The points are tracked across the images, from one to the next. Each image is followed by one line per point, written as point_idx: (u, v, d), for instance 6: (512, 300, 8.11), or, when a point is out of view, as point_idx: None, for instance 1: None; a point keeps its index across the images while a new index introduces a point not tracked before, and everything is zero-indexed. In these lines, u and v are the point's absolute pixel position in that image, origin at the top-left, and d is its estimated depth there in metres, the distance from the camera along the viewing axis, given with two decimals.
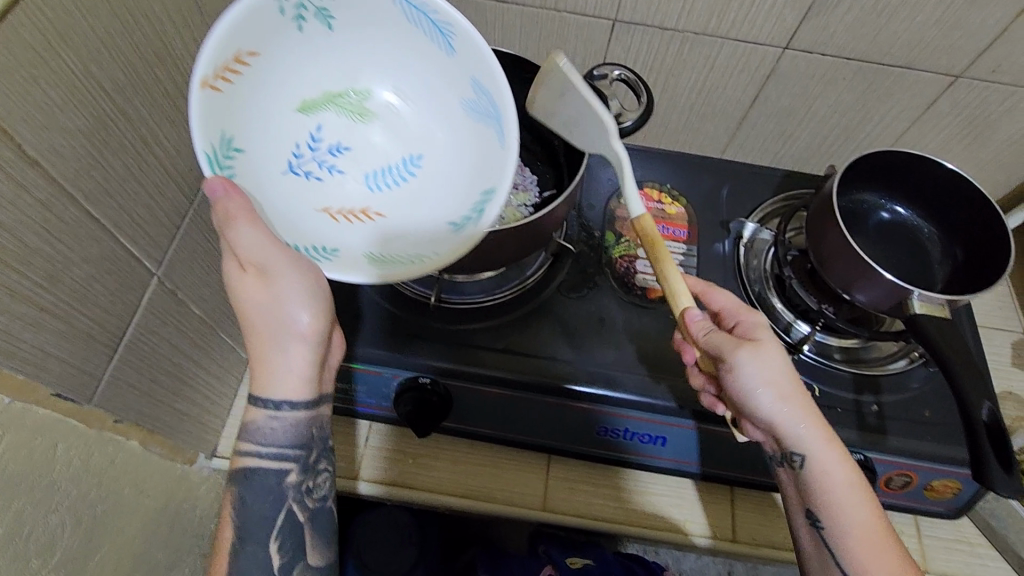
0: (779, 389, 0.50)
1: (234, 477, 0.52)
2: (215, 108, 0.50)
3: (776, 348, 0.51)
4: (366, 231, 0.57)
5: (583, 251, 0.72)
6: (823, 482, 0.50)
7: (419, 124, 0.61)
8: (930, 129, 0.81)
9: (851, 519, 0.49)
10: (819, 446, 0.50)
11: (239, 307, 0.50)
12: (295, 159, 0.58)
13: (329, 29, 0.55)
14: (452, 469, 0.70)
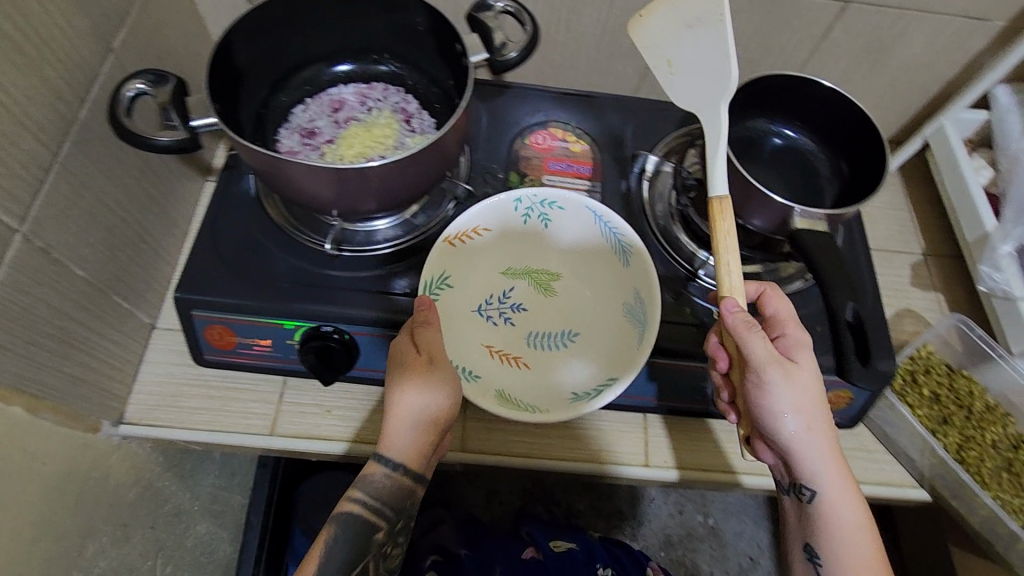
0: (812, 421, 0.54)
1: (332, 517, 0.55)
2: (448, 258, 0.66)
3: (814, 378, 0.55)
4: (514, 375, 0.64)
5: (486, 193, 0.71)
6: (829, 507, 0.56)
7: (589, 309, 0.68)
8: (829, 58, 0.83)
9: (849, 545, 0.55)
10: (837, 480, 0.55)
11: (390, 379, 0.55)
12: (485, 305, 0.68)
13: (545, 226, 0.70)
14: (368, 417, 0.70)
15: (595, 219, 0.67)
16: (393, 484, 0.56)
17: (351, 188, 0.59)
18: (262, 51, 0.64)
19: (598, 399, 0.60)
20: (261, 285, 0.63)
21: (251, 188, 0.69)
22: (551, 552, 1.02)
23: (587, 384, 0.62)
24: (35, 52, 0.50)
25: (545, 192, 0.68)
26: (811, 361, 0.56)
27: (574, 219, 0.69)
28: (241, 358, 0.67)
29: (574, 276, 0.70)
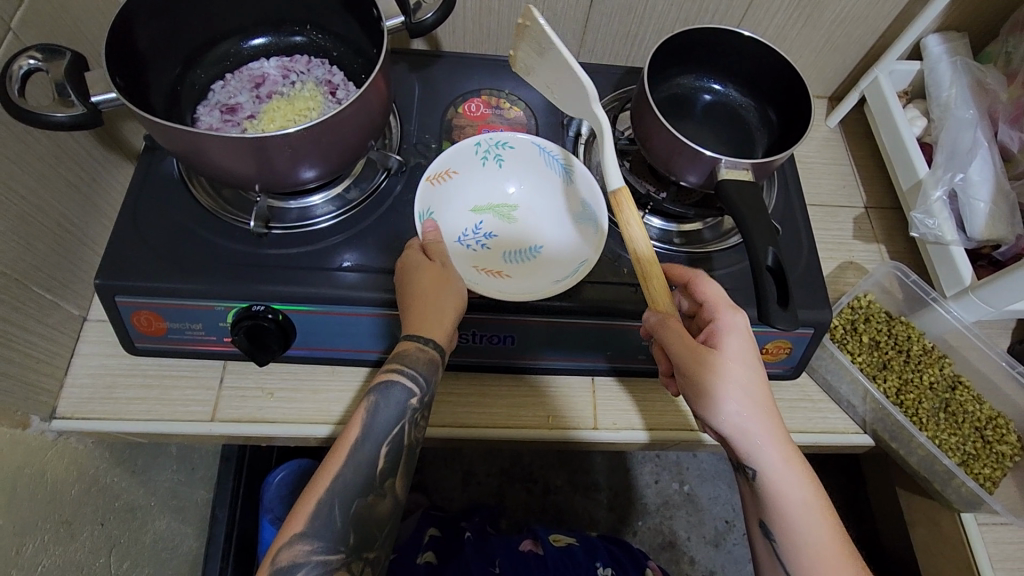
0: (747, 412, 0.53)
1: (373, 387, 0.55)
2: (429, 194, 0.63)
3: (743, 363, 0.54)
4: (503, 284, 0.61)
5: (420, 163, 0.69)
6: (781, 501, 0.54)
7: (539, 224, 0.65)
8: (763, 15, 0.83)
9: (808, 538, 0.53)
10: (784, 470, 0.53)
11: (410, 280, 0.56)
12: (463, 239, 0.64)
13: (499, 164, 0.66)
14: (313, 398, 0.69)
15: (540, 153, 0.66)
16: (427, 372, 0.55)
17: (269, 158, 0.57)
18: (170, 24, 0.61)
19: (578, 278, 0.59)
20: (186, 267, 0.61)
21: (174, 168, 0.66)
22: (553, 547, 0.96)
23: (566, 270, 0.61)
24: None
25: (500, 133, 0.66)
26: (742, 347, 0.54)
27: (525, 157, 0.67)
28: (177, 345, 0.66)
29: (532, 200, 0.66)
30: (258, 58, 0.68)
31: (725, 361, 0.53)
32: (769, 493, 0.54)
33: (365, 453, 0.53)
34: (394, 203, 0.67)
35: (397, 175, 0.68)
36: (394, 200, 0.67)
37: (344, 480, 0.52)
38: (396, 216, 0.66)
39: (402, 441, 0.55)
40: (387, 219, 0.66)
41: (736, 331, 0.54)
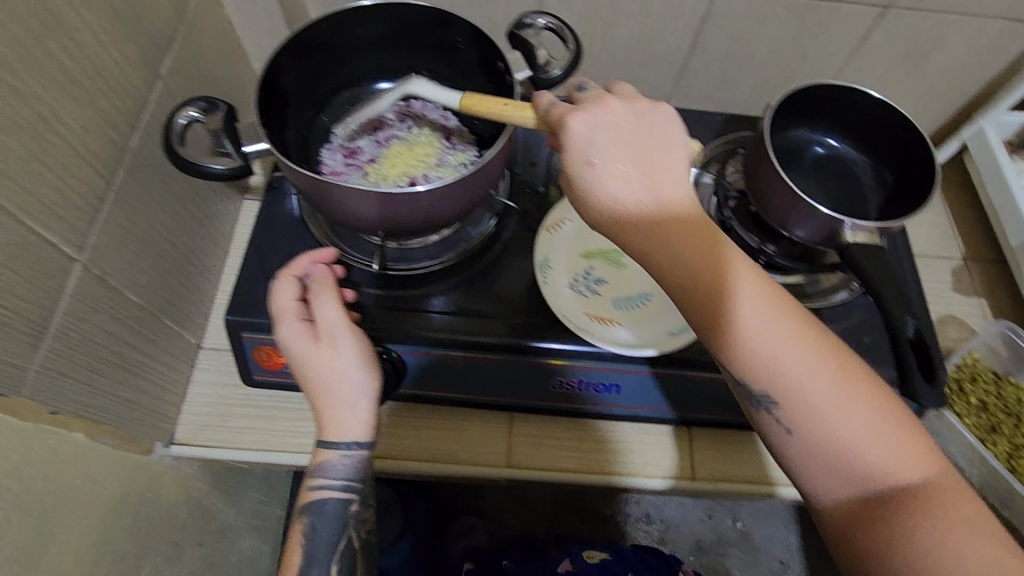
0: (710, 260, 0.43)
1: (302, 509, 0.58)
2: (547, 241, 0.64)
3: (668, 178, 0.45)
4: (616, 332, 0.62)
5: (530, 208, 0.71)
6: (781, 365, 0.42)
7: (649, 271, 0.66)
8: (865, 63, 0.82)
9: (826, 402, 0.41)
10: (790, 341, 0.42)
11: (296, 363, 0.56)
12: (574, 284, 0.65)
13: None
14: (415, 436, 0.70)
15: None
16: (360, 460, 0.58)
17: (398, 211, 0.58)
18: (304, 73, 0.64)
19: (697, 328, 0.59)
20: (308, 305, 0.63)
21: (294, 209, 0.70)
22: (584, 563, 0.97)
23: (680, 321, 0.61)
24: (89, 82, 0.50)
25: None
26: (666, 177, 0.45)
27: None
28: (289, 379, 0.67)
29: None
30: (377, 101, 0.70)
31: (656, 189, 0.44)
32: (765, 363, 0.42)
33: (322, 570, 0.56)
34: (502, 248, 0.68)
35: (506, 218, 0.70)
36: (505, 243, 0.68)
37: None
38: (506, 259, 0.68)
39: (352, 545, 0.58)
40: (497, 263, 0.68)
41: (661, 158, 0.45)
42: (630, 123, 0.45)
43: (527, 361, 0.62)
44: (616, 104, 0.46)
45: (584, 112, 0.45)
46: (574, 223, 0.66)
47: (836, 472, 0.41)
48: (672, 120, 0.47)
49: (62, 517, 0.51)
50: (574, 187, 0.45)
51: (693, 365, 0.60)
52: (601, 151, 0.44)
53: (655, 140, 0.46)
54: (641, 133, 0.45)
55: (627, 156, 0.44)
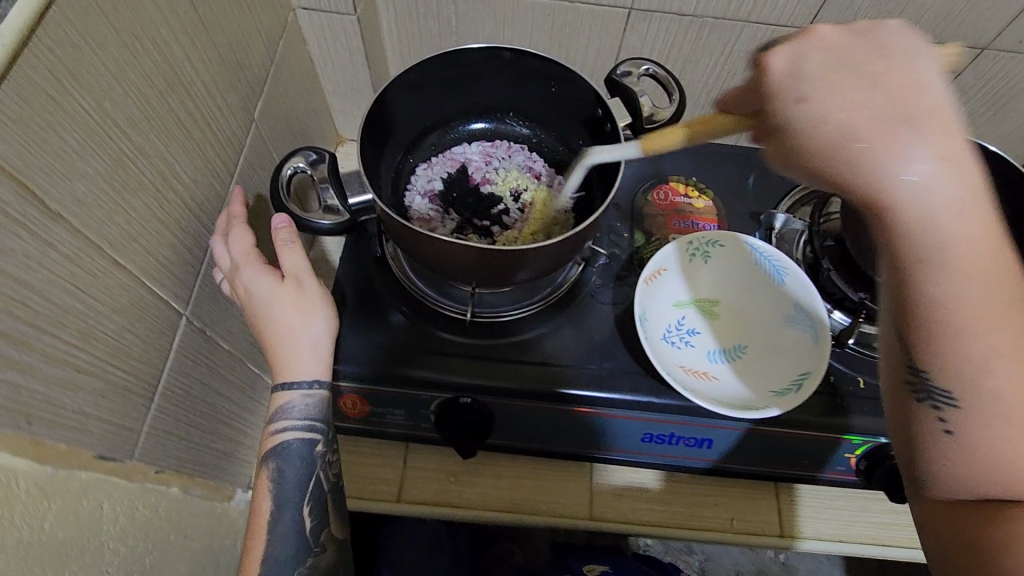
0: (948, 212, 0.35)
1: (268, 454, 0.54)
2: (644, 291, 0.64)
3: (941, 125, 0.36)
4: (712, 387, 0.59)
5: (616, 254, 0.70)
6: (988, 359, 0.36)
7: (745, 323, 0.64)
8: None
9: (1009, 386, 0.36)
10: (986, 273, 0.36)
11: (255, 306, 0.51)
12: (667, 333, 0.63)
13: (705, 260, 0.66)
14: (494, 484, 0.69)
15: (751, 255, 0.65)
16: (319, 404, 0.55)
17: (494, 266, 0.56)
18: (401, 115, 0.63)
19: (803, 391, 0.57)
20: (396, 352, 0.62)
21: (378, 250, 0.69)
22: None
23: (781, 380, 0.59)
24: (200, 135, 0.50)
25: (711, 232, 0.67)
26: (927, 113, 0.36)
27: (734, 256, 0.66)
28: (373, 426, 0.67)
29: (737, 299, 0.65)
30: (462, 143, 0.69)
31: (904, 135, 0.35)
32: (950, 312, 0.36)
33: (293, 513, 0.54)
34: (588, 296, 0.67)
35: (592, 264, 0.69)
36: (590, 290, 0.68)
37: (291, 536, 0.53)
38: (592, 307, 0.66)
39: (320, 488, 0.56)
40: (584, 311, 0.66)
41: (921, 87, 0.36)
42: (872, 56, 0.38)
43: (617, 414, 0.62)
44: (828, 31, 0.39)
45: (789, 44, 0.39)
46: (669, 273, 0.65)
47: (997, 468, 0.36)
48: (912, 44, 0.38)
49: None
50: (794, 120, 0.38)
51: (788, 423, 0.59)
52: (824, 85, 0.37)
53: (896, 67, 0.37)
54: (889, 68, 0.37)
55: (856, 87, 0.37)
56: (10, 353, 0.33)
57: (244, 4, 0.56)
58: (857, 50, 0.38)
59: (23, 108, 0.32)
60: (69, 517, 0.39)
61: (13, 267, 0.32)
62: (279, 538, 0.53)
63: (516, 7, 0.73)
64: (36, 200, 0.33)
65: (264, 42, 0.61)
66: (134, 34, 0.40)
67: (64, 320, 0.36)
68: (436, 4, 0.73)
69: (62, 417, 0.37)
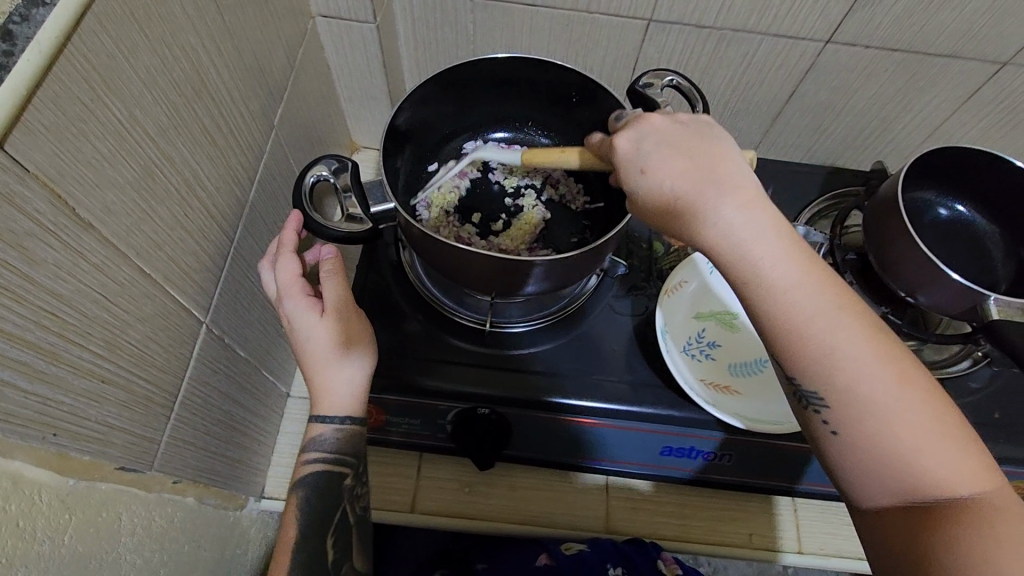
0: (774, 253, 0.37)
1: (297, 483, 0.52)
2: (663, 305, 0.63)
3: (733, 176, 0.39)
4: (735, 402, 0.58)
5: (634, 266, 0.69)
6: (842, 364, 0.36)
7: None
8: (971, 118, 0.79)
9: (878, 383, 0.36)
10: (810, 290, 0.37)
11: (294, 335, 0.52)
12: (688, 345, 0.62)
13: None
14: (510, 496, 0.68)
15: None
16: (352, 439, 0.53)
17: (509, 274, 0.55)
18: (421, 121, 0.63)
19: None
20: (413, 365, 0.61)
21: (394, 257, 0.69)
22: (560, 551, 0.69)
23: None
24: (224, 142, 0.50)
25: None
26: (727, 170, 0.39)
27: None
28: (389, 436, 0.66)
29: None
30: (474, 138, 0.69)
31: (709, 188, 0.38)
32: (799, 328, 0.37)
33: (319, 542, 0.51)
34: (605, 307, 0.67)
35: (611, 275, 0.68)
36: (609, 302, 0.67)
37: (315, 567, 0.51)
38: (609, 318, 0.66)
39: (348, 519, 0.54)
40: (602, 322, 0.66)
41: (717, 148, 0.40)
42: (678, 131, 0.41)
43: (637, 427, 0.61)
44: (661, 119, 0.42)
45: (630, 127, 0.43)
46: (688, 286, 0.65)
47: (896, 470, 0.35)
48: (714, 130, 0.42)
49: None
50: (636, 188, 0.41)
51: (807, 439, 0.58)
52: (651, 156, 0.40)
53: (699, 137, 0.41)
54: (696, 141, 0.40)
55: (676, 155, 0.40)
56: (39, 364, 0.32)
57: (267, 12, 0.56)
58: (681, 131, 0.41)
59: (59, 117, 0.31)
60: (87, 530, 0.38)
61: (44, 278, 0.32)
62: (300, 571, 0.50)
63: (534, 17, 0.73)
64: (68, 209, 0.33)
65: (285, 50, 0.61)
66: (164, 42, 0.40)
67: (91, 329, 0.36)
68: (454, 13, 0.73)
69: (86, 428, 0.37)
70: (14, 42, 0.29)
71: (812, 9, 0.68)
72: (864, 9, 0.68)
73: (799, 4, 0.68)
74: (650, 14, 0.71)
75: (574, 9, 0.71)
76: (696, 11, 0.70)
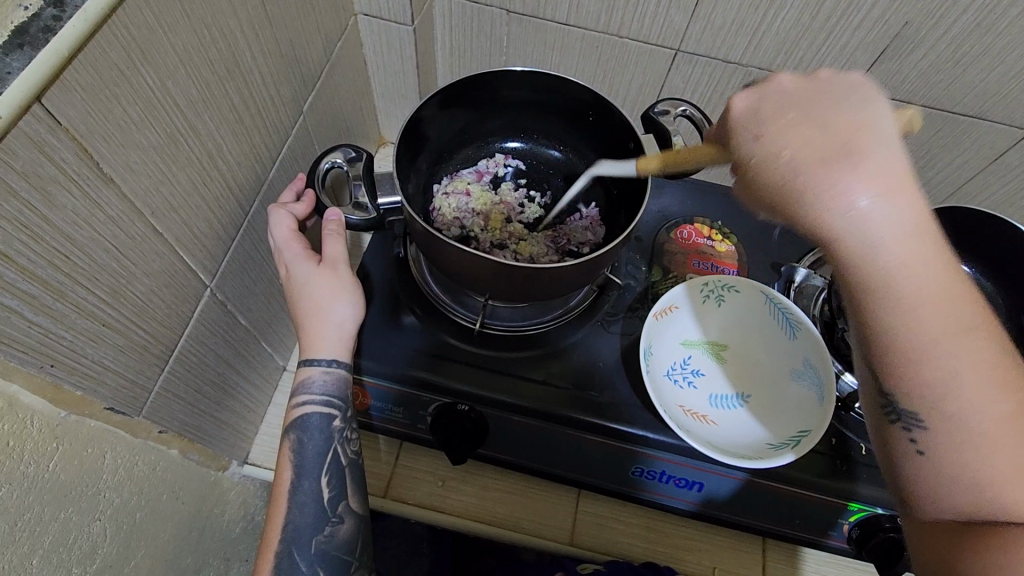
0: (907, 258, 0.35)
1: (289, 426, 0.52)
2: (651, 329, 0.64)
3: (873, 158, 0.36)
4: (709, 430, 0.59)
5: (630, 285, 0.70)
6: (966, 386, 0.35)
7: (752, 372, 0.63)
8: (995, 181, 0.78)
9: (987, 414, 0.35)
10: (940, 307, 0.35)
11: (289, 286, 0.53)
12: (670, 369, 0.63)
13: (718, 305, 0.66)
14: (480, 496, 0.69)
15: (766, 306, 0.65)
16: (340, 382, 0.54)
17: (507, 280, 0.57)
18: (442, 123, 0.66)
19: (801, 447, 0.56)
20: (400, 354, 0.63)
21: (398, 250, 0.71)
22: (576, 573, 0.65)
23: (779, 434, 0.58)
24: (250, 121, 0.53)
25: (728, 277, 0.67)
26: (866, 150, 0.37)
27: (749, 307, 0.66)
28: (372, 421, 0.68)
29: (746, 347, 0.65)
30: (496, 144, 0.72)
31: (829, 169, 0.36)
32: (924, 340, 0.35)
33: (312, 482, 0.51)
34: (596, 323, 0.68)
35: (606, 292, 0.70)
36: (601, 318, 0.68)
37: (311, 504, 0.51)
38: (598, 334, 0.67)
39: (341, 461, 0.53)
40: (591, 337, 0.67)
41: (848, 122, 0.38)
42: (814, 94, 0.40)
43: (611, 442, 0.61)
44: (786, 81, 0.42)
45: (750, 90, 0.42)
46: (679, 311, 0.65)
47: (965, 489, 0.35)
48: (858, 89, 0.40)
49: (149, 532, 0.51)
50: (752, 155, 0.40)
51: (779, 477, 0.59)
52: (768, 124, 0.40)
53: (835, 105, 0.39)
54: (833, 105, 0.39)
55: (798, 125, 0.39)
56: (45, 299, 0.35)
57: (310, 6, 0.59)
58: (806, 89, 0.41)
59: (95, 79, 0.35)
60: (72, 461, 0.40)
61: (61, 221, 0.35)
62: (297, 509, 0.50)
63: (566, 36, 0.75)
64: (91, 161, 0.36)
65: (323, 43, 0.65)
66: (203, 22, 0.43)
67: (97, 276, 0.39)
68: (490, 24, 0.76)
69: (81, 365, 0.40)
70: (64, 9, 0.33)
71: (839, 55, 0.69)
72: (892, 60, 0.68)
73: (827, 49, 0.68)
74: (678, 44, 0.72)
75: (604, 31, 0.73)
76: (724, 46, 0.71)
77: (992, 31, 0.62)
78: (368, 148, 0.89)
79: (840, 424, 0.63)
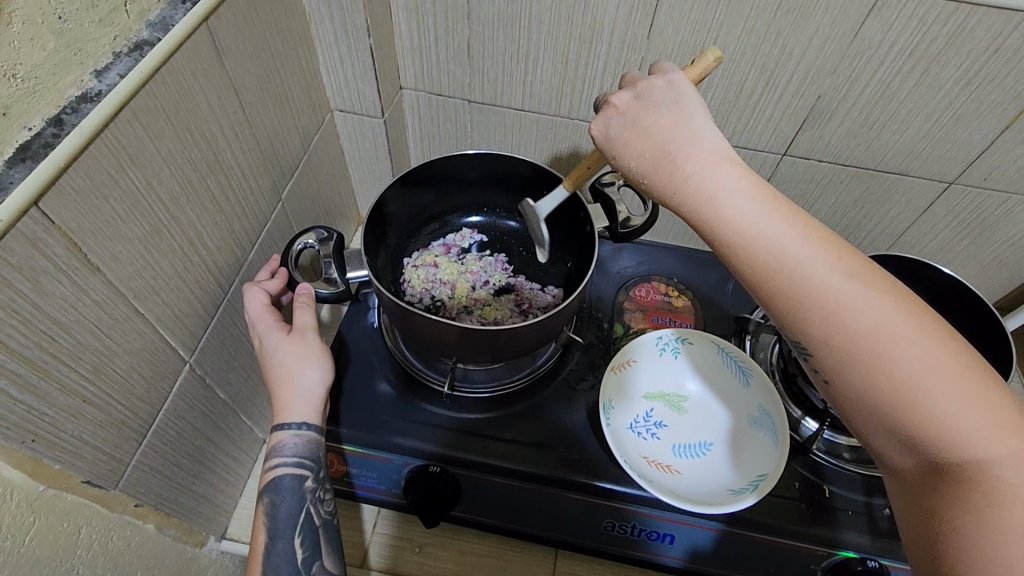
0: (758, 213, 0.39)
1: (264, 490, 0.54)
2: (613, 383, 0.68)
3: (707, 145, 0.43)
4: (672, 479, 0.60)
5: (592, 343, 0.74)
6: (846, 305, 0.36)
7: (712, 420, 0.66)
8: (930, 229, 0.83)
9: (888, 335, 0.35)
10: (805, 242, 0.38)
11: (262, 355, 0.57)
12: (633, 421, 0.65)
13: (675, 357, 0.70)
14: (458, 561, 0.69)
15: (719, 355, 0.69)
16: (311, 443, 0.56)
17: (468, 340, 0.61)
18: (409, 202, 0.72)
19: (761, 489, 0.57)
20: (372, 419, 0.66)
21: (373, 321, 0.76)
22: None
23: (740, 480, 0.60)
24: (230, 210, 0.59)
25: (681, 330, 0.71)
26: (686, 144, 0.43)
27: (703, 357, 0.70)
28: (349, 487, 0.69)
29: (705, 397, 0.68)
30: (462, 218, 0.78)
31: (669, 167, 0.43)
32: (795, 271, 0.38)
33: (286, 543, 0.52)
34: (562, 381, 0.71)
35: (569, 351, 0.73)
36: (566, 375, 0.72)
37: (285, 566, 0.51)
38: (565, 391, 0.70)
39: (314, 522, 0.54)
40: (557, 394, 0.70)
41: (677, 127, 0.44)
42: (642, 107, 0.47)
43: (582, 497, 0.63)
44: (619, 97, 0.48)
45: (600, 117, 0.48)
46: (637, 365, 0.69)
47: (907, 429, 0.35)
48: (672, 85, 0.47)
49: None
50: (624, 174, 0.47)
51: (745, 522, 0.60)
52: (620, 143, 0.47)
53: (665, 109, 0.46)
54: (656, 111, 0.46)
55: (634, 138, 0.46)
56: (30, 377, 0.39)
57: (287, 107, 0.67)
58: (637, 100, 0.47)
59: (87, 183, 0.40)
60: (48, 534, 0.42)
61: (50, 307, 0.39)
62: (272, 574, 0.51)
63: (523, 119, 0.83)
64: (80, 254, 0.41)
65: (300, 137, 0.72)
66: (187, 129, 0.50)
67: (81, 355, 0.43)
68: (454, 113, 0.84)
69: (62, 440, 0.43)
70: (62, 127, 0.39)
71: (768, 125, 0.76)
72: (815, 127, 0.75)
73: (755, 121, 0.76)
74: None
75: (556, 114, 0.81)
76: None
77: (894, 100, 0.70)
78: (347, 227, 0.95)
79: (803, 469, 0.65)
